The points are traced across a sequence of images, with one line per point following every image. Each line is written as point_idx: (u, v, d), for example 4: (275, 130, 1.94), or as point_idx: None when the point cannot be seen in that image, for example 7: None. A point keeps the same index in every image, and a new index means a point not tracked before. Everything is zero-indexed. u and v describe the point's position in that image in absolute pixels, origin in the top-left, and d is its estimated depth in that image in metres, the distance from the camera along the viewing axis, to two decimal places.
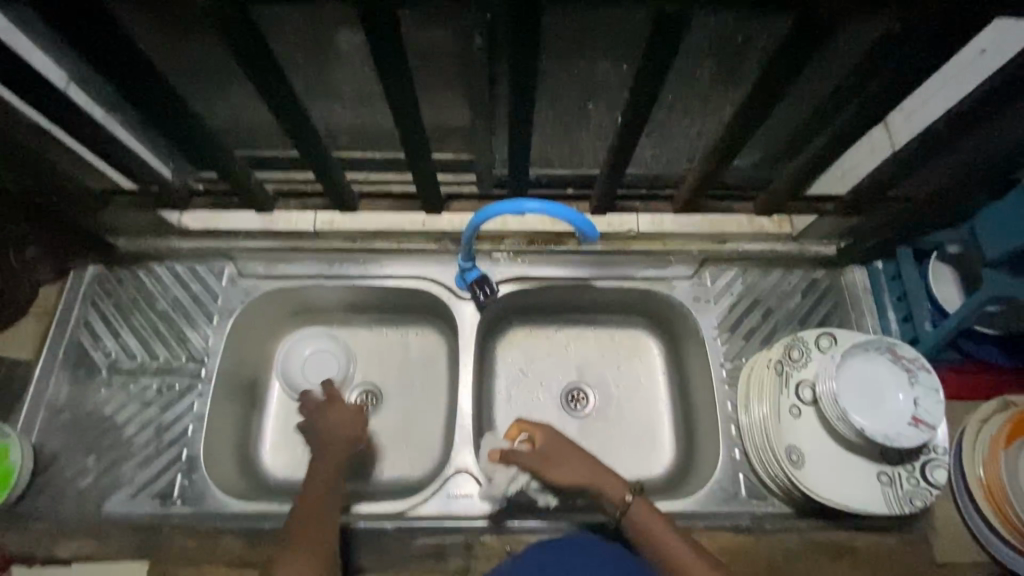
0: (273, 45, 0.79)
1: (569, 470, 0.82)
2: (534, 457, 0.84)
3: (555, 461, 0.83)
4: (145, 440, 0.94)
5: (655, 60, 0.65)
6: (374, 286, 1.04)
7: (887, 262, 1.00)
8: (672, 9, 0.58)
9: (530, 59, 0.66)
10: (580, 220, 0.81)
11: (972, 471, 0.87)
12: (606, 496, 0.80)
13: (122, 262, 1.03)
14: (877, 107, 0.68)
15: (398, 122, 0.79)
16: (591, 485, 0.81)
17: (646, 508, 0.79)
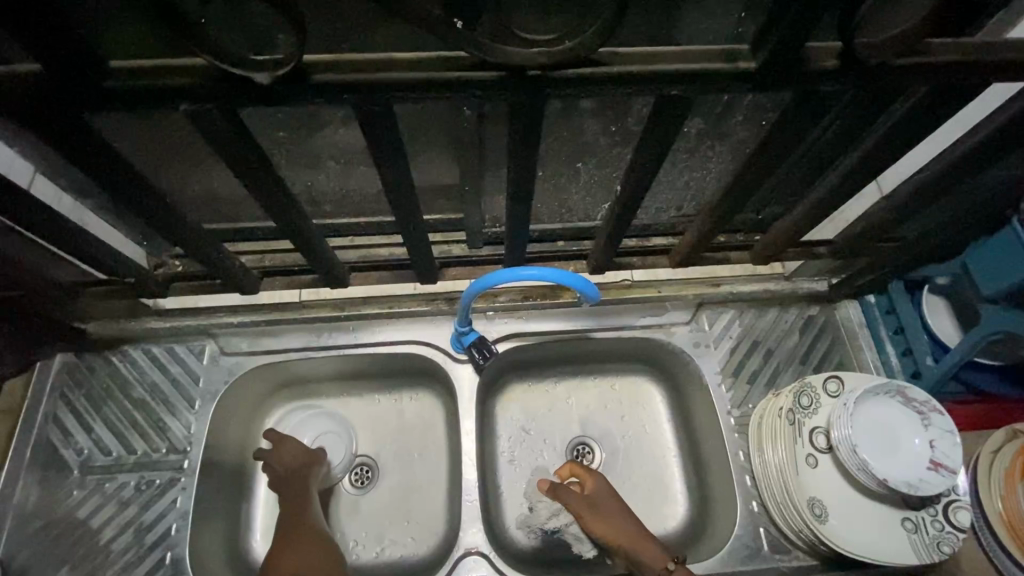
0: (257, 127, 0.77)
1: (610, 527, 0.82)
2: (581, 502, 0.86)
3: (600, 514, 0.84)
4: (125, 545, 0.86)
5: (652, 129, 0.64)
6: (366, 353, 1.00)
7: (879, 296, 1.01)
8: (675, 93, 0.58)
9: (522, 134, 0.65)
10: (581, 282, 0.78)
11: (991, 505, 0.85)
12: (644, 562, 0.78)
13: (95, 349, 0.97)
14: (866, 159, 0.69)
15: (388, 195, 0.77)
16: (629, 546, 0.80)
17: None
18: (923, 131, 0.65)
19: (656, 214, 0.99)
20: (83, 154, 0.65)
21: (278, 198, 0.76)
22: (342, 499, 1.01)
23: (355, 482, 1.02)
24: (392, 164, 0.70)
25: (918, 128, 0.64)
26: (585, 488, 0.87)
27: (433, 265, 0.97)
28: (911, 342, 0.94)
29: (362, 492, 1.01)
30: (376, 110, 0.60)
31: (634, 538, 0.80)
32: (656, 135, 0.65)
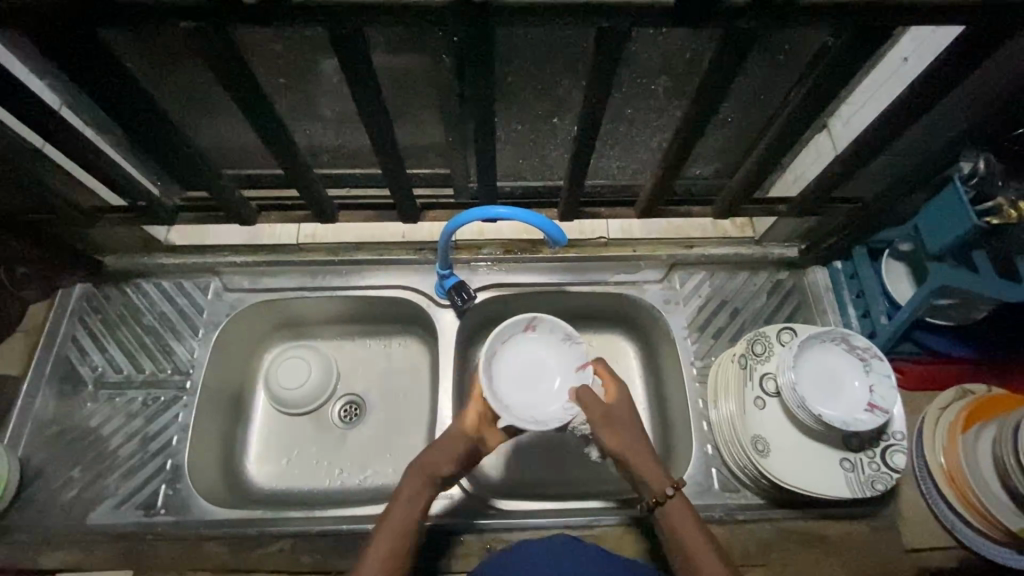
0: (260, 71, 0.85)
1: (617, 437, 0.80)
2: (597, 411, 0.80)
3: (614, 424, 0.81)
4: (130, 451, 0.95)
5: (603, 63, 0.70)
6: (356, 296, 1.07)
7: (845, 262, 1.05)
8: (608, 24, 0.64)
9: (485, 68, 0.72)
10: (548, 224, 0.83)
11: (933, 458, 0.89)
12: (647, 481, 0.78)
13: (111, 280, 1.07)
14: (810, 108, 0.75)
15: (373, 136, 0.84)
16: (637, 464, 0.79)
17: (684, 510, 0.76)
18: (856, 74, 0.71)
19: (633, 175, 1.04)
20: (102, 78, 0.74)
21: (272, 136, 0.83)
22: (330, 431, 1.08)
23: (343, 417, 1.09)
24: (375, 101, 0.77)
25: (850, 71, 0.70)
26: (607, 394, 0.83)
27: (414, 209, 1.03)
28: (869, 303, 0.98)
29: (349, 425, 1.08)
30: (348, 34, 0.66)
31: (642, 457, 0.79)
32: (609, 72, 0.71)
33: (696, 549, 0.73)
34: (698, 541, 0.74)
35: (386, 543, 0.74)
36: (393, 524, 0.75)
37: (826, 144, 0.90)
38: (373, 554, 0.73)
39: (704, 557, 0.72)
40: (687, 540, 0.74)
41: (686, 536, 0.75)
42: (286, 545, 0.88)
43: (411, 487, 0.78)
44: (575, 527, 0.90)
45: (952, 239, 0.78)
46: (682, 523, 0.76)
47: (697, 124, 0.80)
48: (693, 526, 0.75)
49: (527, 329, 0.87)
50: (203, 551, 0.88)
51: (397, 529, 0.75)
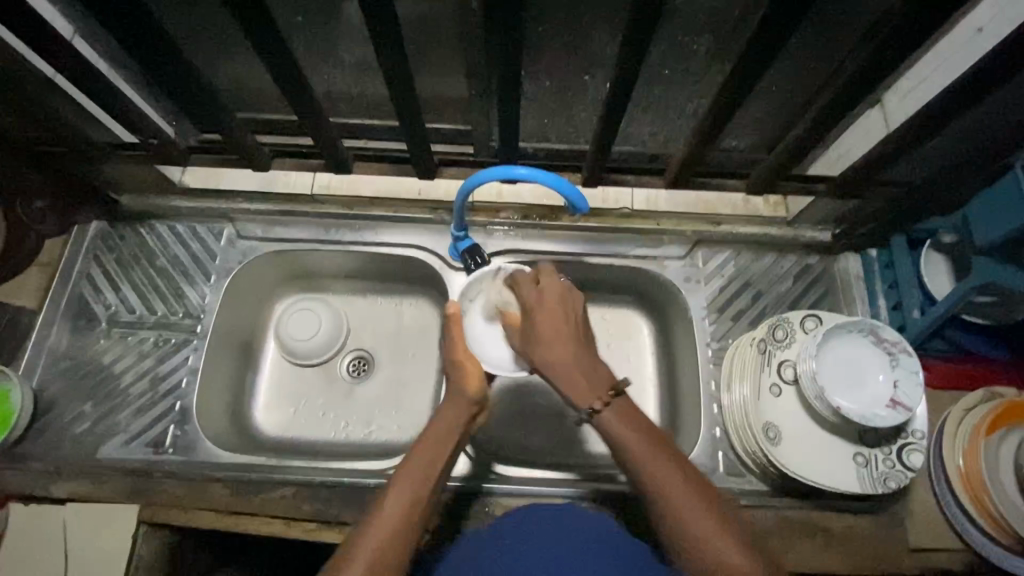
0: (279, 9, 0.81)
1: (557, 341, 0.76)
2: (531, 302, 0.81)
3: (555, 319, 0.78)
4: (141, 390, 0.97)
5: (643, 17, 0.64)
6: (369, 253, 1.05)
7: (881, 251, 0.99)
8: None
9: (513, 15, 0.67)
10: (572, 192, 0.79)
11: (951, 459, 0.86)
12: (582, 393, 0.73)
13: (125, 219, 1.06)
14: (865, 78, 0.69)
15: (392, 86, 0.79)
16: (573, 374, 0.74)
17: (621, 421, 0.70)
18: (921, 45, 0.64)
19: (664, 143, 0.99)
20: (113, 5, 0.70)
21: (285, 79, 0.79)
22: (338, 385, 1.08)
23: (351, 371, 1.09)
24: (395, 48, 0.72)
25: (915, 40, 0.63)
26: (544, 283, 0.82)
27: (431, 161, 0.98)
28: (902, 296, 0.93)
29: (357, 381, 1.08)
30: None
31: (581, 361, 0.74)
32: (649, 26, 0.65)
33: (651, 468, 0.66)
34: (645, 452, 0.67)
35: (400, 491, 0.67)
36: (407, 478, 0.69)
37: (877, 122, 0.84)
38: (391, 504, 0.66)
39: (666, 474, 0.66)
40: (636, 456, 0.68)
41: (629, 451, 0.68)
42: (287, 492, 0.90)
43: (432, 436, 0.74)
44: (575, 498, 0.90)
45: (1006, 231, 0.72)
46: (621, 435, 0.69)
47: (739, 92, 0.74)
48: (634, 437, 0.69)
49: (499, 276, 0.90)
50: (208, 492, 0.90)
51: (411, 479, 0.69)
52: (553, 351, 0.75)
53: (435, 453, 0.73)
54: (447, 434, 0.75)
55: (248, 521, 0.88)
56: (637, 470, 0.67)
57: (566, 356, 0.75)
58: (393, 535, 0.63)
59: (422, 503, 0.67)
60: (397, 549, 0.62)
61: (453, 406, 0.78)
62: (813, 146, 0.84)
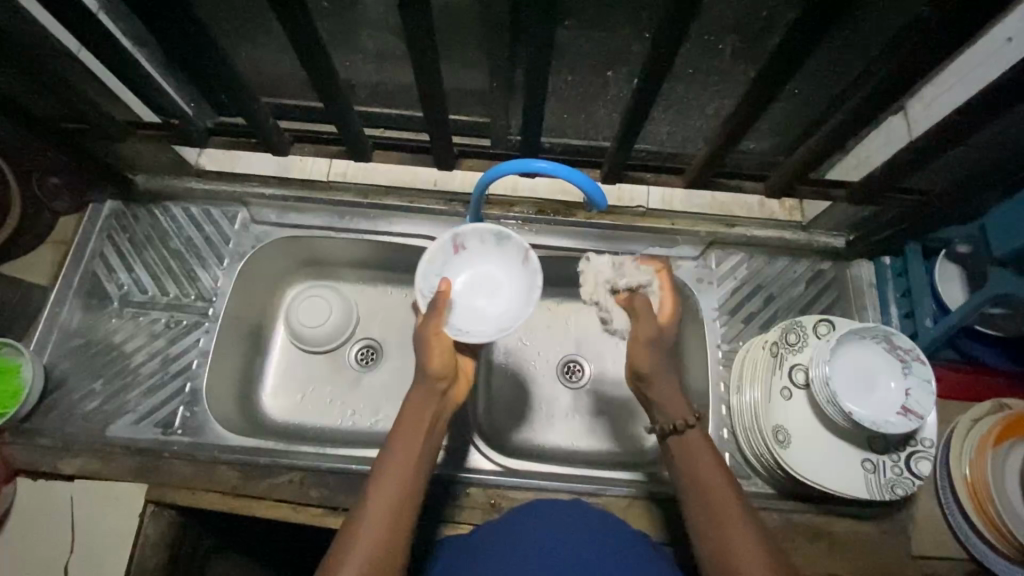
0: None
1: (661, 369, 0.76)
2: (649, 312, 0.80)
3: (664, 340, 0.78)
4: (151, 370, 0.97)
5: (675, 17, 0.64)
6: (383, 242, 1.04)
7: (894, 259, 0.99)
8: None
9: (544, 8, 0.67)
10: (591, 186, 0.79)
11: (957, 468, 0.86)
12: (672, 411, 0.74)
13: (140, 199, 1.06)
14: (892, 81, 0.69)
15: (418, 75, 0.79)
16: (666, 395, 0.75)
17: (691, 447, 0.72)
18: (952, 51, 0.64)
19: (683, 142, 0.99)
20: None
21: (310, 64, 0.79)
22: (346, 373, 1.08)
23: (359, 360, 1.09)
24: (424, 37, 0.72)
25: (947, 46, 0.63)
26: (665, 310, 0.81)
27: (451, 155, 0.99)
28: (915, 304, 0.93)
29: (365, 370, 1.09)
30: None
31: (675, 386, 0.76)
32: (680, 23, 0.65)
33: (714, 494, 0.68)
34: (711, 474, 0.69)
35: (388, 495, 0.65)
36: (397, 476, 0.67)
37: (900, 129, 0.84)
38: (376, 511, 0.64)
39: (726, 499, 0.67)
40: (694, 473, 0.70)
41: (697, 471, 0.70)
42: (295, 477, 0.90)
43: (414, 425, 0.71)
44: (580, 493, 0.90)
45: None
46: (691, 453, 0.71)
47: (764, 94, 0.74)
48: (702, 461, 0.70)
49: (454, 250, 0.83)
50: (216, 474, 0.90)
51: (396, 481, 0.66)
52: (651, 359, 0.76)
53: (423, 445, 0.70)
54: (430, 429, 0.72)
55: (253, 504, 0.89)
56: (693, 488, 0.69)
57: (665, 376, 0.76)
58: (384, 545, 0.62)
59: (411, 507, 0.66)
60: (387, 548, 0.62)
61: (435, 391, 0.74)
62: (833, 152, 0.84)
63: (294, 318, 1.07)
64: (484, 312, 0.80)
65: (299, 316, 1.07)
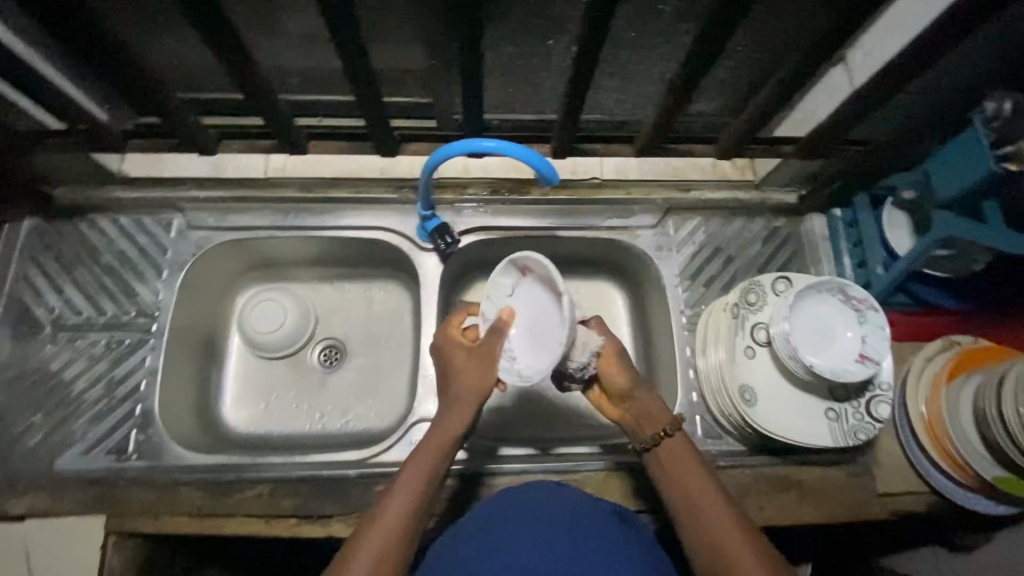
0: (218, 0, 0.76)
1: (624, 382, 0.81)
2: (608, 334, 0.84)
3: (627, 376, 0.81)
4: (96, 396, 0.91)
5: None
6: (332, 238, 1.00)
7: (845, 211, 1.01)
8: None
9: None
10: (539, 161, 0.76)
11: (914, 407, 0.89)
12: (647, 426, 0.78)
13: (61, 215, 0.98)
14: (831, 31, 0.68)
15: (347, 57, 0.74)
16: (638, 406, 0.79)
17: (680, 462, 0.74)
18: None
19: (632, 109, 0.97)
20: None
21: (224, 51, 0.73)
22: (310, 376, 1.05)
23: (323, 361, 1.06)
24: (346, 15, 0.67)
25: None
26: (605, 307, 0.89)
27: (393, 140, 0.95)
28: (866, 253, 0.95)
29: (329, 371, 1.05)
30: None
31: (646, 396, 0.79)
32: None
33: (712, 520, 0.68)
34: (704, 495, 0.70)
35: (393, 508, 0.69)
36: (406, 486, 0.71)
37: (842, 81, 0.84)
38: (383, 518, 0.68)
39: (728, 530, 0.67)
40: (693, 498, 0.71)
41: (690, 491, 0.71)
42: (265, 489, 0.86)
43: (433, 440, 0.75)
44: (558, 472, 0.90)
45: (963, 187, 0.73)
46: (680, 471, 0.73)
47: (707, 53, 0.72)
48: (693, 481, 0.72)
49: (522, 272, 0.79)
50: (180, 496, 0.86)
51: (404, 497, 0.70)
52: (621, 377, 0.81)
53: (436, 456, 0.74)
54: (445, 440, 0.75)
55: (223, 523, 0.85)
56: (692, 513, 0.70)
57: (641, 400, 0.79)
58: (382, 557, 0.65)
59: (416, 521, 0.69)
60: (388, 556, 0.65)
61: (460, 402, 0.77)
62: (779, 108, 0.84)
63: (249, 325, 1.02)
64: (530, 349, 0.77)
65: (254, 323, 1.02)
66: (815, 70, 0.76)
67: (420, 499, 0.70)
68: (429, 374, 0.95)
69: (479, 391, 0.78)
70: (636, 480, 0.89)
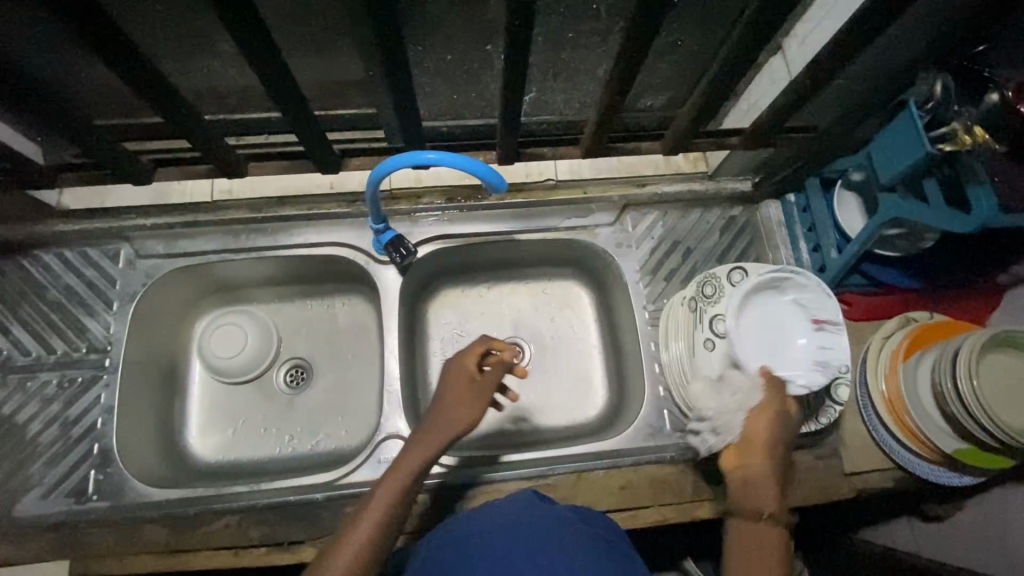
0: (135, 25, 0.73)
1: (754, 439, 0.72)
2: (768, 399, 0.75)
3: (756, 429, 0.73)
4: (51, 438, 0.89)
5: None
6: (287, 257, 0.98)
7: (798, 196, 1.02)
8: None
9: None
10: (484, 169, 0.75)
11: (875, 386, 0.90)
12: (753, 493, 0.69)
13: (2, 253, 0.95)
14: (759, 25, 0.68)
15: (276, 78, 0.72)
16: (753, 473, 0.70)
17: (763, 545, 0.66)
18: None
19: (580, 109, 0.96)
20: None
21: (144, 77, 0.70)
22: (276, 398, 1.03)
23: (288, 382, 1.04)
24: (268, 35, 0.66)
25: None
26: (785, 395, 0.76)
27: (331, 157, 0.93)
28: (820, 238, 0.96)
29: (296, 391, 1.03)
30: None
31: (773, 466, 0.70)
32: None
33: None
34: None
35: (366, 523, 0.67)
36: (380, 501, 0.70)
37: (782, 70, 0.85)
38: (356, 533, 0.67)
39: None
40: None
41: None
42: (232, 520, 0.85)
43: (414, 452, 0.74)
44: (529, 478, 0.90)
45: (902, 169, 0.74)
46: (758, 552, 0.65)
47: (640, 52, 0.72)
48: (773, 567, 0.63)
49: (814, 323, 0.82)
50: (145, 535, 0.84)
51: (378, 510, 0.69)
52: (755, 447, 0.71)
53: (412, 470, 0.72)
54: (422, 458, 0.74)
55: (191, 558, 0.83)
56: None
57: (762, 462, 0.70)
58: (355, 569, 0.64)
59: (388, 534, 0.68)
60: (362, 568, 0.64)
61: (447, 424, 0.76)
62: (722, 102, 0.84)
63: (210, 351, 1.00)
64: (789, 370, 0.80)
65: (216, 348, 1.00)
66: (751, 63, 0.76)
67: (391, 517, 0.69)
68: (394, 389, 0.94)
69: (469, 419, 0.77)
70: (607, 479, 0.90)
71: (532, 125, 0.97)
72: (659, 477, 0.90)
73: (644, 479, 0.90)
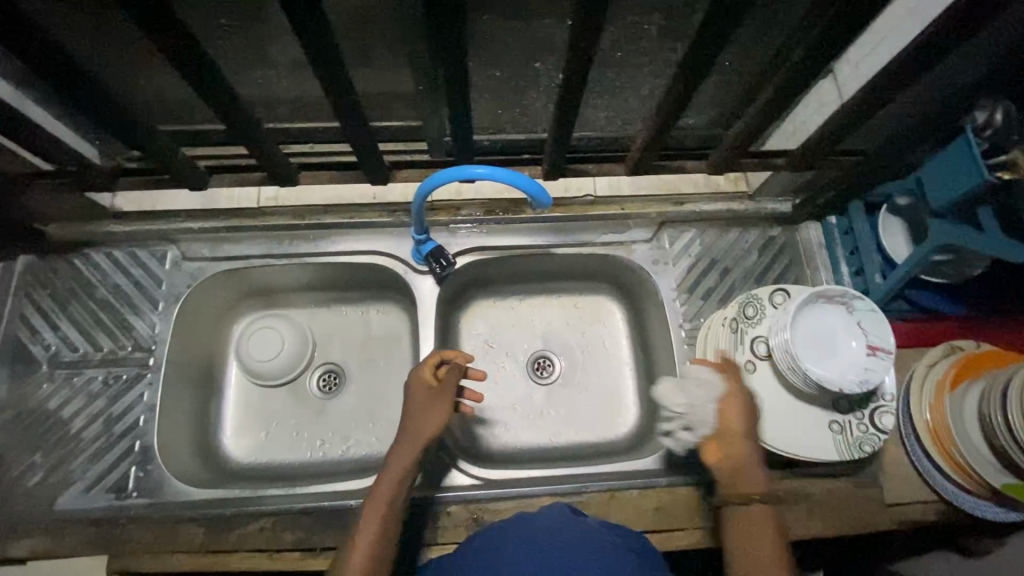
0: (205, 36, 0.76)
1: None
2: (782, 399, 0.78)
3: None
4: (94, 433, 0.91)
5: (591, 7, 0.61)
6: (327, 264, 1.00)
7: (840, 219, 1.00)
8: None
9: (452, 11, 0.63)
10: (529, 184, 0.76)
11: (918, 414, 0.89)
12: None
13: (55, 251, 0.98)
14: (815, 48, 0.68)
15: (334, 89, 0.74)
16: None
17: None
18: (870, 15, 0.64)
19: (623, 125, 0.97)
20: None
21: (209, 85, 0.73)
22: (309, 403, 1.04)
23: (321, 387, 1.05)
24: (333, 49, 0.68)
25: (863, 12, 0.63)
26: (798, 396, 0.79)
27: (382, 169, 0.95)
28: (863, 261, 0.94)
29: (328, 396, 1.04)
30: None
31: None
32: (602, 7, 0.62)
33: None
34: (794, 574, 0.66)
35: (363, 541, 0.68)
36: (369, 517, 0.70)
37: (830, 93, 0.84)
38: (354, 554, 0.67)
39: None
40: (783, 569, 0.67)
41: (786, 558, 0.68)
42: (267, 523, 0.86)
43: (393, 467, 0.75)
44: (561, 494, 0.89)
45: (956, 193, 0.73)
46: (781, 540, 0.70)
47: (692, 72, 0.73)
48: None
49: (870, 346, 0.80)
50: (180, 534, 0.85)
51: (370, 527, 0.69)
52: None
53: (392, 483, 0.74)
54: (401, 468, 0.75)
55: (224, 559, 0.84)
56: None
57: None
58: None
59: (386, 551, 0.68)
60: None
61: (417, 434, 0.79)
62: (769, 123, 0.84)
63: (246, 353, 1.01)
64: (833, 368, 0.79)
65: (252, 351, 1.01)
66: (803, 85, 0.76)
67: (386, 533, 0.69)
68: None
69: (439, 422, 0.80)
70: (640, 499, 0.89)
71: (575, 142, 0.98)
72: (693, 499, 0.89)
73: (678, 500, 0.89)
